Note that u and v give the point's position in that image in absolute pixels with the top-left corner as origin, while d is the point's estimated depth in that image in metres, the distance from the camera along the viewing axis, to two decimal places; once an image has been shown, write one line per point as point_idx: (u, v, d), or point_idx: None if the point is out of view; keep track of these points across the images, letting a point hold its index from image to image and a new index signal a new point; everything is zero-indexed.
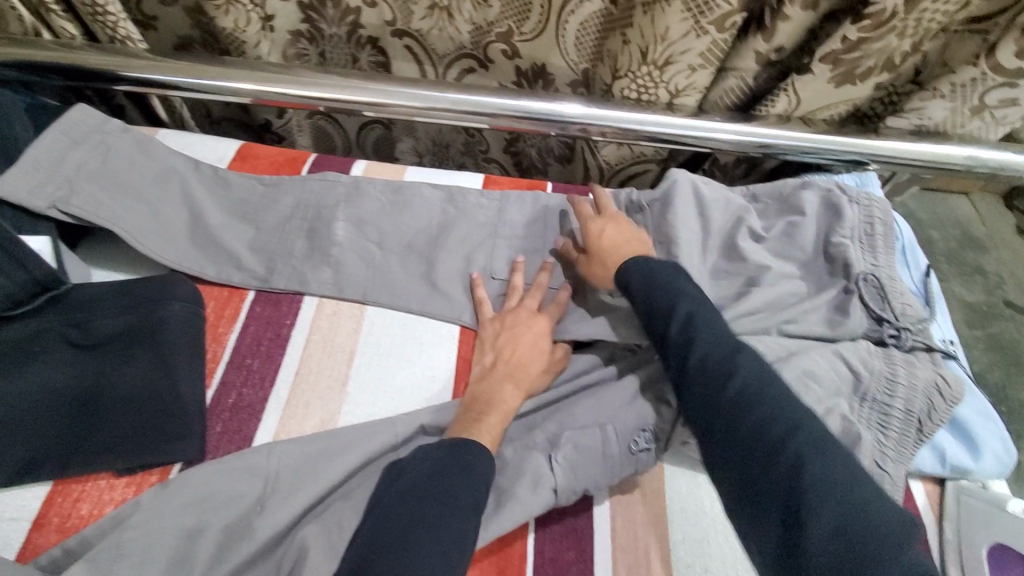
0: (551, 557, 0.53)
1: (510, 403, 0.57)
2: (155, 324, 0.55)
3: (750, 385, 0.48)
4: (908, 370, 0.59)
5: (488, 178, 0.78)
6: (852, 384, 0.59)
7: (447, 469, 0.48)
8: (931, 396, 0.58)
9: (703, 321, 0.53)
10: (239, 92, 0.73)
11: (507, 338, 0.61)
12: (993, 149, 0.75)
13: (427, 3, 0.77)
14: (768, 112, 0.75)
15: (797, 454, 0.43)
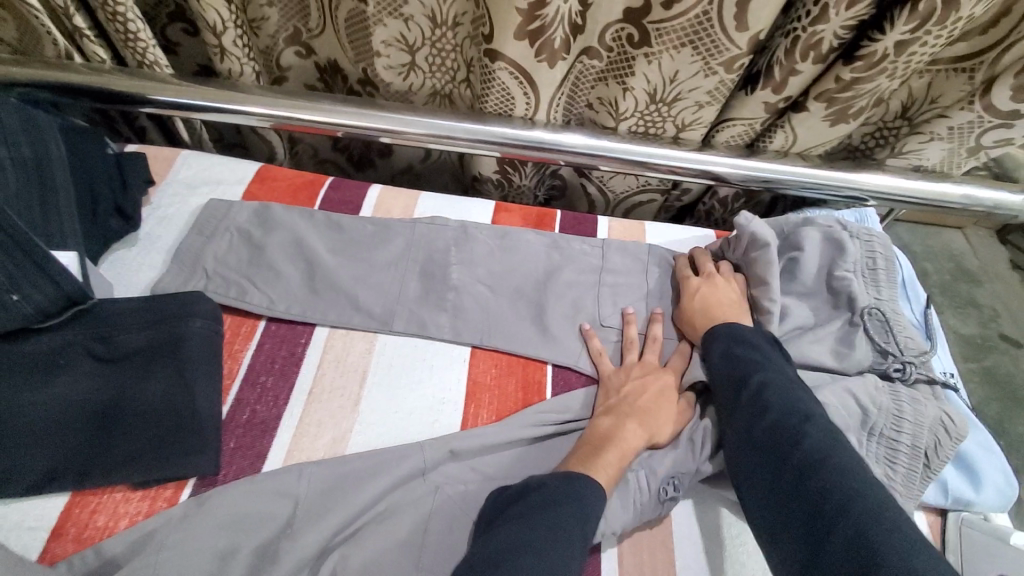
0: None
1: (631, 442, 0.57)
2: (175, 340, 0.56)
3: (818, 446, 0.48)
4: (914, 406, 0.60)
5: (498, 207, 0.81)
6: (860, 419, 0.59)
7: (557, 496, 0.48)
8: (937, 432, 0.58)
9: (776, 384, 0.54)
10: (264, 117, 0.76)
11: (639, 382, 0.62)
12: (989, 189, 0.77)
13: (428, 92, 0.84)
14: (767, 148, 0.79)
15: (859, 513, 0.42)
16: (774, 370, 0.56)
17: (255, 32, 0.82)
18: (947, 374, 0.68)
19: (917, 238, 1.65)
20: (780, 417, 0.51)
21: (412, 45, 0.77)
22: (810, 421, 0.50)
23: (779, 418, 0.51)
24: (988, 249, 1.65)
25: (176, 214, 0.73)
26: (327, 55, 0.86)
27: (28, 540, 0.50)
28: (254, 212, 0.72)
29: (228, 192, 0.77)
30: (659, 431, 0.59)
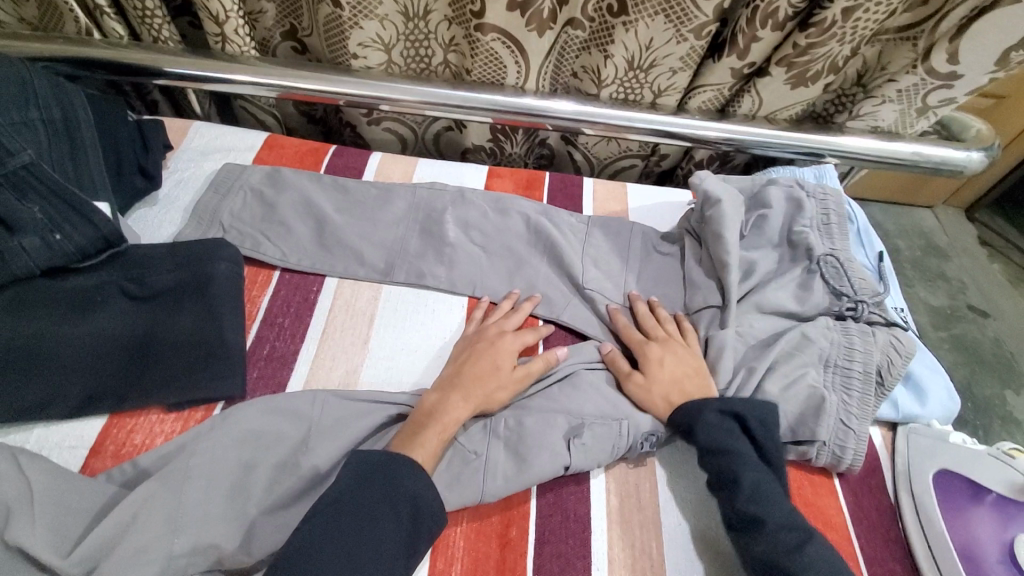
0: (554, 487, 0.58)
1: (455, 415, 0.57)
2: (203, 278, 0.62)
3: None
4: (864, 340, 0.64)
5: (492, 171, 0.87)
6: (817, 355, 0.63)
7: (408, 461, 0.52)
8: (888, 352, 0.63)
9: (769, 491, 0.53)
10: (271, 86, 0.82)
11: (470, 351, 0.64)
12: (938, 147, 0.84)
13: (411, 69, 0.88)
14: (736, 112, 0.86)
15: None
16: (752, 461, 0.55)
17: (253, 23, 0.87)
18: (899, 311, 0.75)
19: (889, 216, 1.74)
20: (775, 542, 0.49)
21: (388, 45, 0.84)
22: (810, 542, 0.50)
23: (779, 540, 0.50)
24: (954, 227, 1.74)
25: (192, 175, 0.80)
26: (318, 52, 0.90)
27: (70, 456, 0.55)
28: (266, 175, 0.76)
29: (239, 157, 0.83)
30: (493, 397, 0.60)
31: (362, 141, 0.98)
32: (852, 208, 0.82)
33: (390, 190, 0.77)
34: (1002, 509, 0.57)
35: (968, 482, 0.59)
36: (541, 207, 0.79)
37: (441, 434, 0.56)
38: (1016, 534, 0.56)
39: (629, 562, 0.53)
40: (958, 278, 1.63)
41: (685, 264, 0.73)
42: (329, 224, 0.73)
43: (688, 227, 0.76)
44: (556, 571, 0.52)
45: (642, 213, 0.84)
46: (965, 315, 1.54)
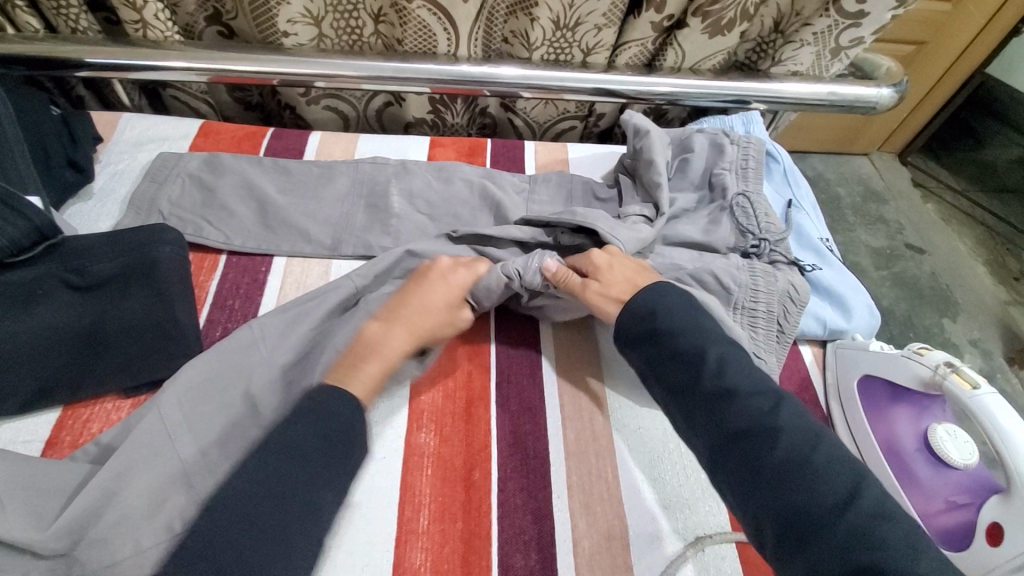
0: (512, 430, 0.60)
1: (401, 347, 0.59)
2: (147, 263, 0.61)
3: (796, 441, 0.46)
4: (768, 280, 0.66)
5: (434, 141, 0.88)
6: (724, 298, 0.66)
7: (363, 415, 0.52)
8: (786, 302, 0.66)
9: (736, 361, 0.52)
10: (199, 71, 0.81)
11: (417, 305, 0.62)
12: (851, 86, 0.89)
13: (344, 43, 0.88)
14: (663, 66, 0.89)
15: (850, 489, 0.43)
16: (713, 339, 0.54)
17: (174, 9, 0.85)
18: (823, 240, 0.79)
19: (829, 165, 1.81)
20: (756, 419, 0.48)
21: (317, 17, 0.83)
22: (777, 404, 0.48)
23: (749, 407, 0.48)
24: (890, 171, 1.83)
25: (127, 167, 0.78)
26: (245, 34, 0.89)
27: (26, 450, 0.55)
28: (206, 164, 0.75)
29: (173, 146, 0.82)
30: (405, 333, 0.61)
31: (304, 123, 0.98)
32: (775, 149, 0.85)
33: (335, 171, 0.77)
34: (915, 403, 0.63)
35: (887, 384, 0.64)
36: (484, 171, 0.80)
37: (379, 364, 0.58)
38: (929, 424, 0.61)
39: (586, 486, 0.57)
40: (896, 218, 1.72)
41: (622, 201, 0.78)
42: (274, 202, 0.73)
43: (623, 168, 0.82)
44: (519, 503, 0.55)
45: (582, 165, 0.88)
46: (903, 253, 1.63)
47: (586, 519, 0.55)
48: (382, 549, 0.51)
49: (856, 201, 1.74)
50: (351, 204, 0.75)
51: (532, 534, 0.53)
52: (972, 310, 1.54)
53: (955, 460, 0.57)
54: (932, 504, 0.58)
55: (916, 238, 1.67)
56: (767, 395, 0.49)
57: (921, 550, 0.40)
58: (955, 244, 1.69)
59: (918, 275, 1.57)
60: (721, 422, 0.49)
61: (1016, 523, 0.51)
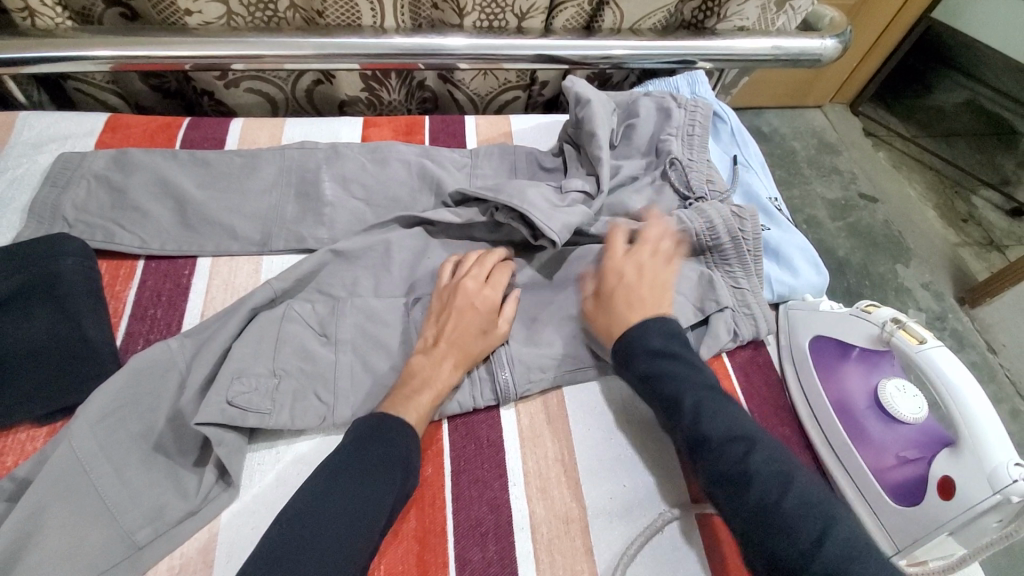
0: (465, 419, 0.58)
1: (444, 378, 0.56)
2: (51, 278, 0.56)
3: (804, 499, 0.45)
4: (722, 263, 0.67)
5: (368, 120, 0.83)
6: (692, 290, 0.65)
7: (365, 439, 0.49)
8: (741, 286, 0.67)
9: (711, 411, 0.51)
10: (98, 59, 0.73)
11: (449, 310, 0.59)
12: (794, 38, 0.87)
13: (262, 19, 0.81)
14: (602, 28, 0.86)
15: (838, 540, 0.43)
16: (693, 385, 0.53)
17: None
18: (772, 199, 0.78)
19: (784, 120, 1.81)
20: (722, 458, 0.49)
21: None
22: (754, 451, 0.48)
23: (769, 466, 0.47)
24: (842, 122, 1.84)
25: (26, 171, 0.71)
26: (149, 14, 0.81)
27: None
28: (115, 163, 0.69)
29: (78, 144, 0.74)
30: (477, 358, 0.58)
31: (224, 108, 0.90)
32: (722, 108, 0.83)
33: (261, 161, 0.71)
34: (866, 359, 0.63)
35: (838, 343, 0.64)
36: (421, 148, 0.76)
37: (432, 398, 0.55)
38: (879, 379, 0.61)
39: (542, 471, 0.56)
40: (850, 168, 1.74)
41: (567, 172, 0.75)
42: (195, 199, 0.67)
43: (566, 137, 0.78)
44: (474, 494, 0.54)
45: (527, 136, 0.84)
46: (857, 203, 1.65)
47: (544, 503, 0.54)
48: None
49: (811, 154, 1.76)
50: (280, 195, 0.70)
51: (490, 525, 0.52)
52: (923, 254, 1.58)
53: (903, 414, 0.57)
54: (885, 460, 0.58)
55: (869, 187, 1.70)
56: (745, 441, 0.49)
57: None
58: (906, 191, 1.72)
59: (873, 223, 1.60)
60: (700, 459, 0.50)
61: (964, 474, 0.51)
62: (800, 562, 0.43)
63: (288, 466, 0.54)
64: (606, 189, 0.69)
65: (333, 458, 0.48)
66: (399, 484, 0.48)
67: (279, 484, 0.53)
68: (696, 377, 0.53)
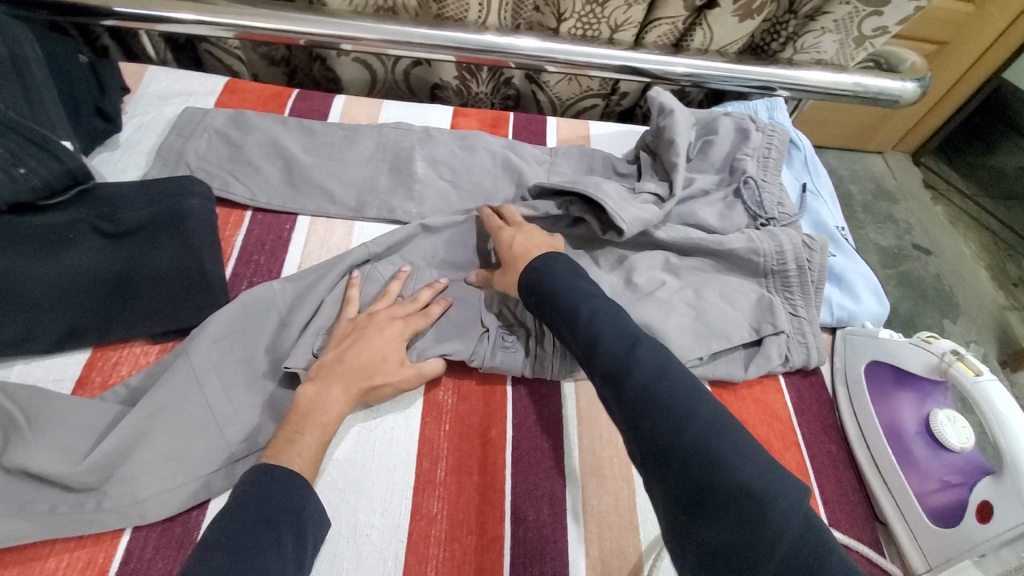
0: (530, 394, 0.62)
1: (336, 411, 0.53)
2: (178, 213, 0.62)
3: (680, 383, 0.46)
4: (784, 292, 0.69)
5: (457, 110, 0.89)
6: (755, 313, 0.68)
7: (268, 504, 0.45)
8: (801, 318, 0.69)
9: (603, 316, 0.52)
10: (227, 26, 0.80)
11: (356, 335, 0.57)
12: (876, 77, 0.88)
13: (376, 6, 0.88)
14: (690, 47, 0.89)
15: (703, 432, 0.42)
16: (594, 297, 0.54)
17: None
18: (838, 228, 0.79)
19: (843, 162, 1.81)
20: (611, 355, 0.49)
21: None
22: (639, 345, 0.49)
23: (656, 353, 0.48)
24: (903, 170, 1.83)
25: (153, 120, 0.79)
26: None
27: (56, 388, 0.56)
28: (233, 121, 0.75)
29: (199, 101, 0.82)
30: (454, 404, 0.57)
31: (333, 75, 0.97)
32: (797, 136, 0.85)
33: (361, 134, 0.77)
34: (919, 388, 0.64)
35: (893, 368, 0.66)
36: (506, 141, 0.81)
37: (320, 435, 0.52)
38: (931, 409, 0.62)
39: (596, 450, 0.59)
40: (906, 218, 1.73)
41: (641, 178, 0.78)
42: (302, 162, 0.73)
43: (644, 144, 0.81)
44: (533, 461, 0.57)
45: (603, 142, 0.89)
46: (911, 253, 1.63)
47: (596, 480, 0.57)
48: (401, 497, 0.54)
49: (869, 198, 1.75)
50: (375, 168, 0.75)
51: (545, 491, 0.55)
52: (974, 313, 1.55)
53: (953, 443, 0.59)
54: (927, 484, 0.60)
55: (925, 238, 1.68)
56: (630, 339, 0.50)
57: (774, 483, 0.39)
58: (962, 247, 1.70)
59: (924, 275, 1.58)
60: (592, 361, 0.50)
61: (1004, 500, 0.53)
62: (669, 442, 0.42)
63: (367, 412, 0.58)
64: (677, 195, 0.73)
65: (209, 535, 0.42)
66: (289, 552, 0.43)
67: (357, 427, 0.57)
68: (599, 295, 0.55)
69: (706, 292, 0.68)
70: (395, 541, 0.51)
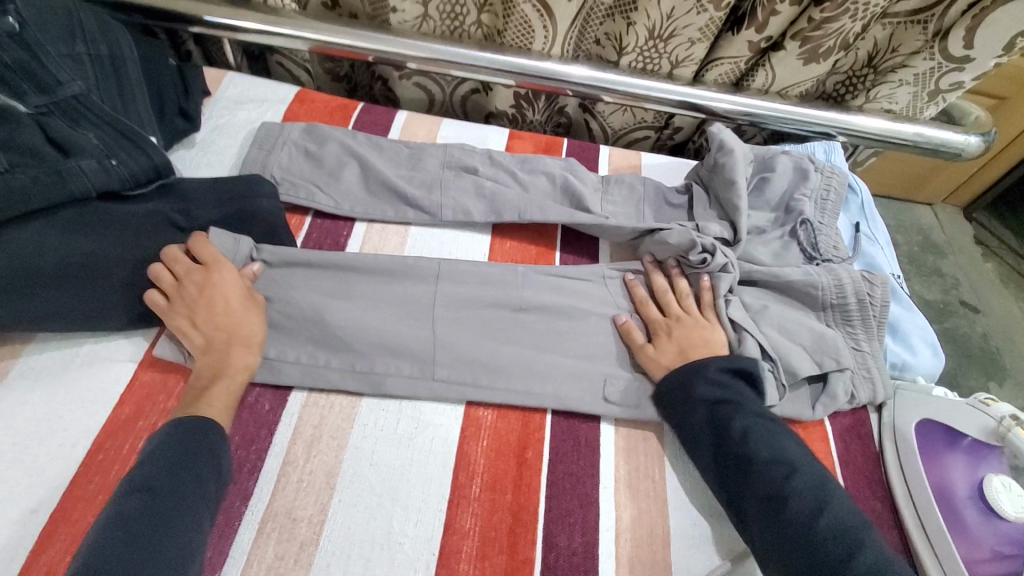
0: (571, 431, 0.61)
1: (241, 364, 0.57)
2: (248, 211, 0.67)
3: (830, 524, 0.50)
4: (844, 330, 0.68)
5: (512, 133, 0.91)
6: (816, 352, 0.66)
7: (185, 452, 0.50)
8: (859, 359, 0.67)
9: (756, 437, 0.56)
10: (303, 39, 0.85)
11: (685, 341, 0.64)
12: (940, 129, 0.87)
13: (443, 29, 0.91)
14: (750, 86, 0.90)
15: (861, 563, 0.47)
16: (696, 428, 0.56)
17: None
18: (894, 276, 0.78)
19: (890, 211, 1.77)
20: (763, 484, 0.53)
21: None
22: (794, 476, 0.53)
23: (786, 496, 0.51)
24: (953, 224, 1.77)
25: (227, 122, 0.83)
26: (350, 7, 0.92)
27: (120, 368, 0.59)
28: (303, 129, 0.79)
29: (271, 108, 0.86)
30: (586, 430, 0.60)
31: (391, 96, 1.01)
32: (856, 181, 0.84)
33: (421, 149, 0.80)
34: (973, 451, 0.62)
35: (944, 429, 0.64)
36: (565, 161, 0.82)
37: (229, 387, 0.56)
38: (983, 473, 0.60)
39: (634, 481, 0.58)
40: (954, 273, 1.67)
41: (693, 212, 0.78)
42: (363, 173, 0.76)
43: (697, 178, 0.82)
44: (568, 487, 0.57)
45: (654, 171, 0.89)
46: (957, 309, 1.58)
47: (630, 511, 0.56)
48: (436, 509, 0.54)
49: (915, 249, 1.71)
50: (444, 182, 0.77)
51: (578, 518, 0.55)
52: None
53: (1006, 510, 0.57)
54: (980, 551, 0.56)
55: (975, 296, 1.62)
56: (752, 483, 0.53)
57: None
58: (1013, 308, 1.62)
59: (971, 333, 1.52)
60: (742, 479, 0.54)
61: None
62: None
63: (406, 429, 0.58)
64: (743, 236, 0.73)
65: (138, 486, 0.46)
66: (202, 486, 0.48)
67: (396, 437, 0.58)
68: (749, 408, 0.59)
69: (763, 327, 0.67)
70: (426, 553, 0.51)
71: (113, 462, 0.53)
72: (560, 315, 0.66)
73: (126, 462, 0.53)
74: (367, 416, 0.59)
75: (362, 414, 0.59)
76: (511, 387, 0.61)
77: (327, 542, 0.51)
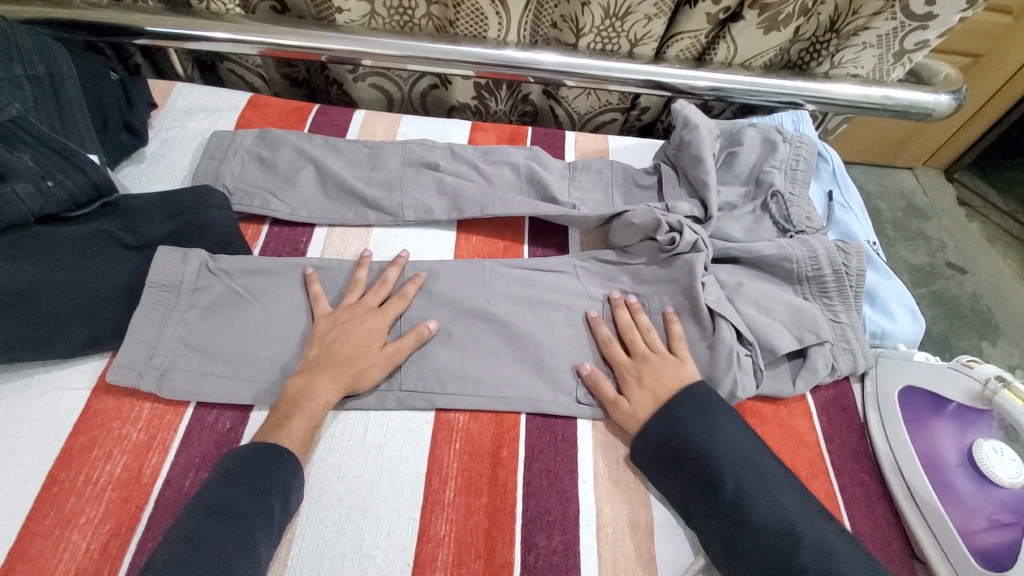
0: (546, 427, 0.59)
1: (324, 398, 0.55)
2: (199, 224, 0.64)
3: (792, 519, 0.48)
4: (821, 302, 0.67)
5: (475, 125, 0.88)
6: (794, 326, 0.64)
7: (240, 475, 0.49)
8: (837, 330, 0.66)
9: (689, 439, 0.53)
10: (251, 43, 0.82)
11: (655, 383, 0.58)
12: (908, 90, 0.85)
13: (396, 23, 0.88)
14: (713, 60, 0.88)
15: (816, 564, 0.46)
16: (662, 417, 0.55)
17: None
18: (869, 243, 0.76)
19: (871, 178, 1.76)
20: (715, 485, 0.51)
21: None
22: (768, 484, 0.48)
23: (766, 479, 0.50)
24: (935, 186, 1.76)
25: (177, 134, 0.80)
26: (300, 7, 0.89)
27: (72, 397, 0.57)
28: (256, 136, 0.76)
29: (223, 117, 0.83)
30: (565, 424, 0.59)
31: (349, 98, 0.99)
32: (825, 148, 0.82)
33: (380, 147, 0.77)
34: (961, 417, 0.61)
35: (931, 396, 0.63)
36: (530, 150, 0.80)
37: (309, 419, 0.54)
38: (973, 439, 0.59)
39: (613, 472, 0.57)
40: (938, 235, 1.67)
41: (663, 192, 0.76)
42: (320, 177, 0.74)
43: (665, 158, 0.80)
44: (545, 484, 0.55)
45: (622, 154, 0.87)
46: (943, 271, 1.57)
47: (610, 503, 0.55)
48: (408, 517, 0.52)
49: (898, 214, 1.70)
50: (405, 180, 0.74)
51: (556, 515, 0.53)
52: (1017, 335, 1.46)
53: (1000, 477, 0.55)
54: (975, 521, 0.55)
55: (961, 257, 1.61)
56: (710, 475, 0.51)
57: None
58: (1000, 265, 1.61)
59: (958, 294, 1.52)
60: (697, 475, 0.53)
61: None
62: None
63: (375, 438, 0.57)
64: (713, 213, 0.71)
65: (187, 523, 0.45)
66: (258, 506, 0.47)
67: (364, 447, 0.56)
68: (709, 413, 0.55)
69: (739, 305, 0.65)
70: (400, 564, 0.50)
71: (67, 494, 0.51)
72: (529, 308, 0.64)
73: (82, 494, 0.51)
74: (334, 429, 0.57)
75: (330, 425, 0.57)
76: (482, 385, 0.59)
77: (295, 562, 0.49)
